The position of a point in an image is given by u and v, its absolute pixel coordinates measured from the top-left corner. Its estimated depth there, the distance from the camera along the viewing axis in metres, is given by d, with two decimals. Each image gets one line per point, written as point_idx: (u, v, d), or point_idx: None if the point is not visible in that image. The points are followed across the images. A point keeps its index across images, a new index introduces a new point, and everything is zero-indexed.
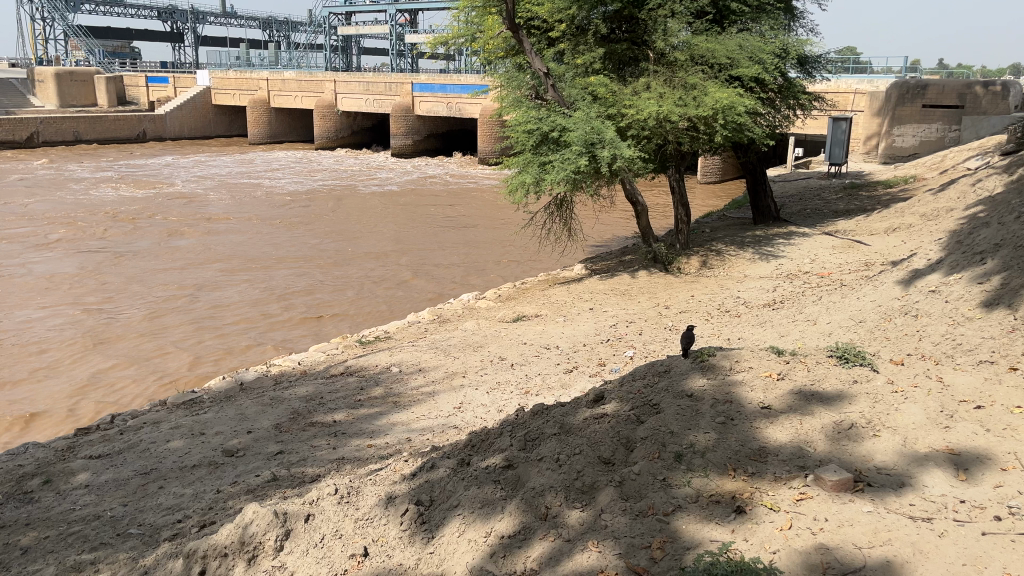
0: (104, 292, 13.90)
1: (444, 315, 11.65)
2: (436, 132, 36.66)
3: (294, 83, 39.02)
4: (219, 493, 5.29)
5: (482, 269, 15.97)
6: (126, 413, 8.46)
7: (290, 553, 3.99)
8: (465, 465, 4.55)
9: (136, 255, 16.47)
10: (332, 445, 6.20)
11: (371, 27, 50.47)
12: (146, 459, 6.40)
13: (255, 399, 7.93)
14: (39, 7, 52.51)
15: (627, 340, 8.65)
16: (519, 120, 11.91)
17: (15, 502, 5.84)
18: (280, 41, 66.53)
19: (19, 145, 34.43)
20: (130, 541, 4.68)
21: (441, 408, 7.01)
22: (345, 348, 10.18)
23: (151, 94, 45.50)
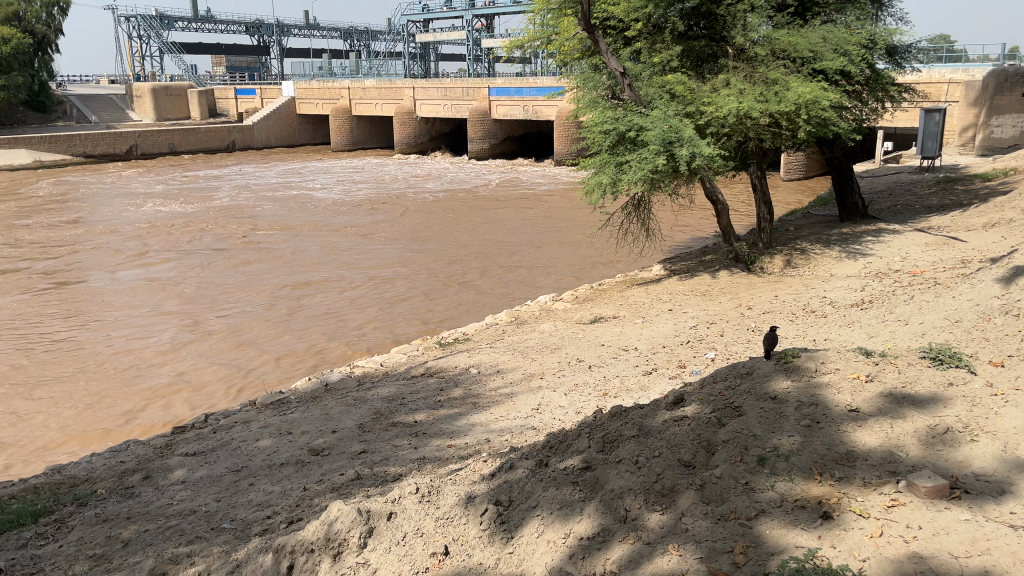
0: (198, 297, 14.54)
1: (522, 317, 11.70)
2: (513, 134, 36.90)
3: (374, 91, 39.87)
4: (306, 491, 5.45)
5: (562, 270, 16.05)
6: (219, 413, 8.79)
7: (373, 551, 4.08)
8: (543, 466, 4.56)
9: (227, 262, 17.14)
10: (413, 445, 6.31)
11: (448, 33, 51.12)
12: (238, 456, 6.66)
13: (339, 399, 8.13)
14: (135, 26, 55.09)
15: (707, 341, 8.51)
16: (595, 121, 11.84)
17: (118, 496, 6.15)
18: (361, 50, 68.07)
19: (119, 157, 36.27)
20: (223, 535, 4.87)
21: (519, 409, 7.04)
22: (424, 349, 10.35)
23: (239, 106, 47.27)
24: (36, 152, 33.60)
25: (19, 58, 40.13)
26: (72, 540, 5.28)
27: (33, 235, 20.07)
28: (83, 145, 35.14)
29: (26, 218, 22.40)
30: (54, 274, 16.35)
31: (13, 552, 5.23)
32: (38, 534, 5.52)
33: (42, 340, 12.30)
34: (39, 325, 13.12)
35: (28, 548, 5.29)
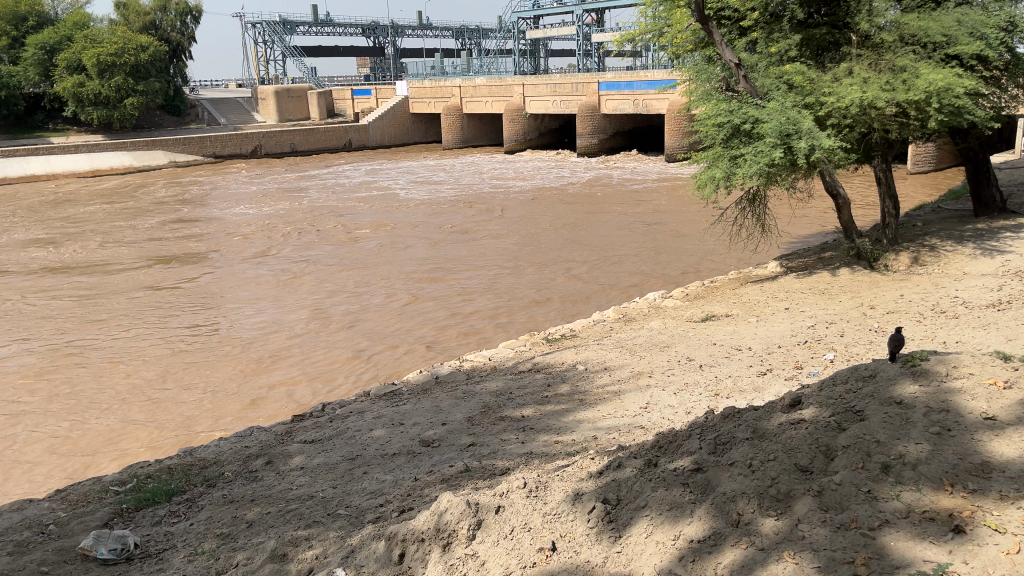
0: (317, 291, 15.15)
1: (630, 314, 11.57)
2: (623, 129, 36.53)
3: (485, 89, 40.33)
4: (416, 481, 5.58)
5: (673, 266, 15.77)
6: (335, 403, 9.12)
7: (481, 543, 4.12)
8: (653, 465, 4.49)
9: (343, 257, 17.77)
10: (521, 439, 6.35)
11: (558, 29, 51.01)
12: (353, 445, 6.89)
13: (448, 392, 8.28)
14: (261, 31, 57.70)
15: (826, 341, 8.17)
16: (709, 113, 11.54)
17: (243, 479, 6.50)
18: (472, 48, 68.97)
19: (246, 157, 38.21)
20: (339, 521, 5.06)
21: (627, 408, 6.96)
22: (532, 345, 10.39)
23: (356, 106, 48.83)
24: (171, 154, 35.85)
25: (157, 65, 42.76)
26: (201, 519, 5.61)
27: (167, 232, 21.45)
28: (212, 146, 37.23)
29: (161, 215, 23.95)
30: (187, 268, 17.42)
31: (149, 528, 5.62)
32: (171, 512, 5.90)
33: (175, 331, 13.13)
34: (173, 315, 14.01)
35: (162, 525, 5.66)
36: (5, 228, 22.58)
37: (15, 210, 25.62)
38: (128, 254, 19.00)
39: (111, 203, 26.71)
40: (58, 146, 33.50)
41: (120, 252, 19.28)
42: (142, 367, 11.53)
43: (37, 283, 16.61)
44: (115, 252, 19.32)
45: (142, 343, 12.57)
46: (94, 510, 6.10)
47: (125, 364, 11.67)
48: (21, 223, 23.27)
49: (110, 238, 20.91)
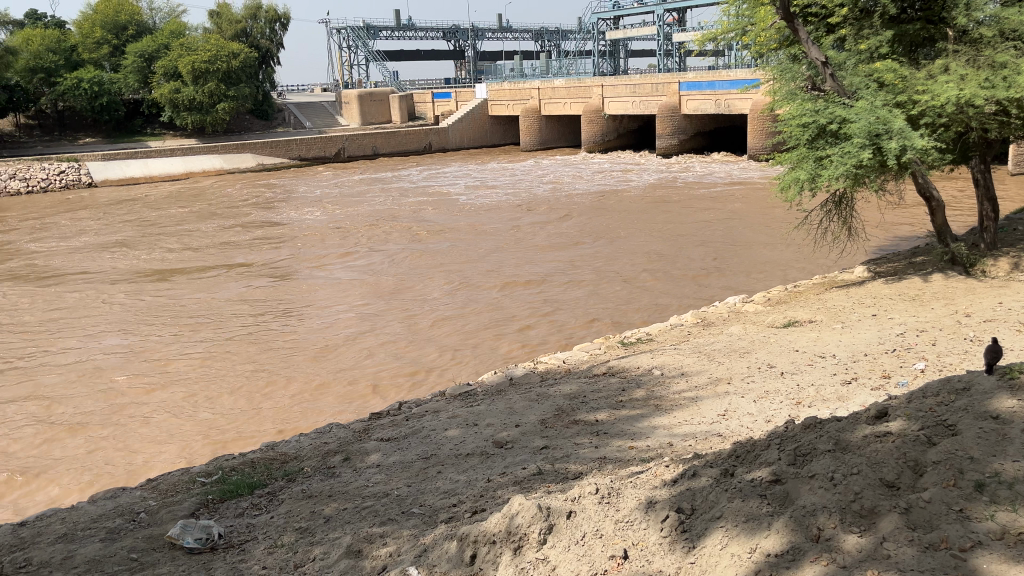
0: (395, 290, 15.40)
1: (708, 318, 11.34)
2: (704, 129, 35.91)
3: (564, 90, 40.28)
4: (489, 482, 5.60)
5: (754, 270, 15.39)
6: (411, 401, 9.24)
7: (552, 547, 4.10)
8: (729, 475, 4.39)
9: (420, 258, 18.02)
10: (594, 444, 6.30)
11: (639, 29, 50.49)
12: (427, 445, 6.97)
13: (522, 394, 8.28)
14: (345, 37, 59.04)
15: (917, 350, 7.82)
16: (793, 113, 11.18)
17: (321, 474, 6.65)
18: (552, 50, 69.00)
19: (329, 159, 39.26)
20: (413, 519, 5.11)
21: (705, 415, 6.81)
22: (607, 348, 10.30)
23: (436, 109, 49.50)
24: (260, 156, 37.08)
25: (248, 71, 44.27)
26: (281, 512, 5.77)
27: (254, 233, 22.14)
28: (298, 149, 38.32)
29: (248, 217, 24.74)
30: (271, 267, 17.94)
31: (232, 519, 5.80)
32: (252, 504, 6.10)
33: (260, 328, 13.57)
34: (257, 313, 14.46)
35: (244, 516, 5.85)
36: (106, 228, 23.76)
37: (115, 211, 26.93)
38: (217, 254, 19.70)
39: (203, 205, 27.77)
40: (155, 150, 35.08)
41: (210, 251, 20.01)
42: (227, 362, 11.96)
43: (132, 281, 17.39)
44: (205, 251, 20.05)
45: (229, 340, 13.03)
46: (181, 500, 6.35)
47: (212, 360, 12.12)
48: (119, 224, 24.41)
49: (200, 238, 21.71)
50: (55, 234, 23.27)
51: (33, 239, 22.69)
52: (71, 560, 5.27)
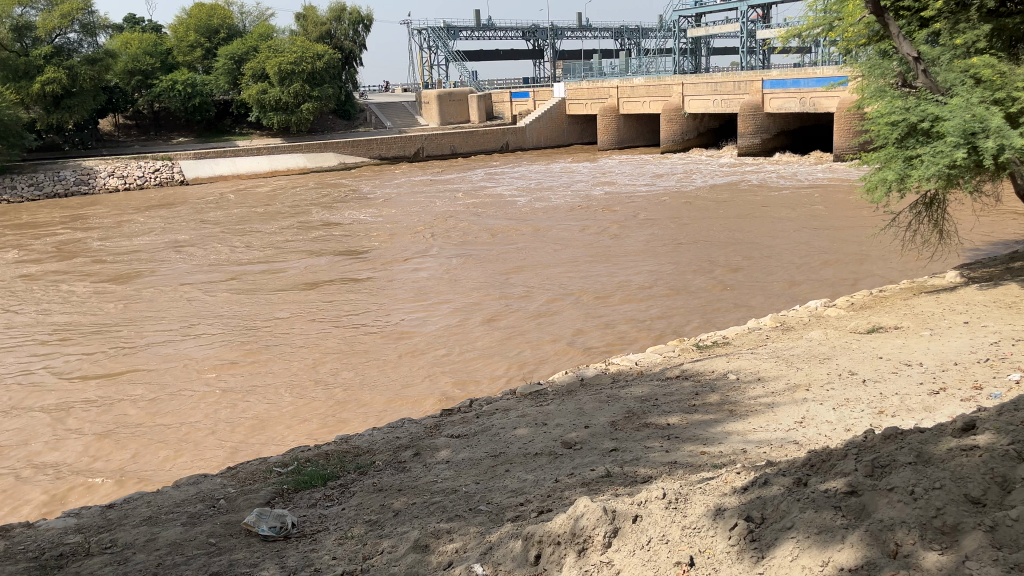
0: (470, 289, 15.52)
1: (788, 323, 11.03)
2: (787, 128, 35.00)
3: (643, 89, 39.84)
4: (557, 482, 5.58)
5: (838, 273, 14.90)
6: (482, 399, 9.29)
7: (617, 551, 4.06)
8: (802, 485, 4.25)
9: (495, 257, 18.12)
10: (664, 448, 6.19)
11: (721, 27, 49.48)
12: (496, 442, 6.99)
13: (593, 395, 8.23)
14: (426, 37, 59.80)
15: (1012, 361, 7.42)
16: (881, 111, 10.82)
17: (392, 469, 6.76)
18: (632, 48, 68.39)
19: (409, 159, 39.90)
20: (479, 517, 5.14)
21: (781, 421, 6.62)
22: (681, 351, 10.13)
23: (514, 109, 49.71)
24: (342, 156, 37.97)
25: (332, 72, 45.38)
26: (352, 505, 5.88)
27: (333, 231, 22.66)
28: (378, 149, 39.08)
29: (329, 215, 25.34)
30: (349, 265, 18.32)
31: (305, 509, 5.96)
32: (325, 495, 6.24)
33: (338, 324, 13.89)
34: (336, 310, 14.80)
35: (317, 507, 5.99)
36: (196, 224, 24.73)
37: (205, 208, 28.00)
38: (298, 251, 20.23)
39: (286, 203, 28.55)
40: (242, 149, 36.32)
41: (293, 248, 20.59)
42: (305, 358, 12.27)
43: (218, 275, 18.03)
44: (287, 247, 20.64)
45: (308, 335, 13.36)
46: (258, 488, 6.56)
47: (291, 354, 12.46)
48: (207, 221, 25.37)
49: (282, 235, 22.34)
50: (147, 230, 24.31)
51: (128, 234, 23.77)
52: (154, 542, 5.52)
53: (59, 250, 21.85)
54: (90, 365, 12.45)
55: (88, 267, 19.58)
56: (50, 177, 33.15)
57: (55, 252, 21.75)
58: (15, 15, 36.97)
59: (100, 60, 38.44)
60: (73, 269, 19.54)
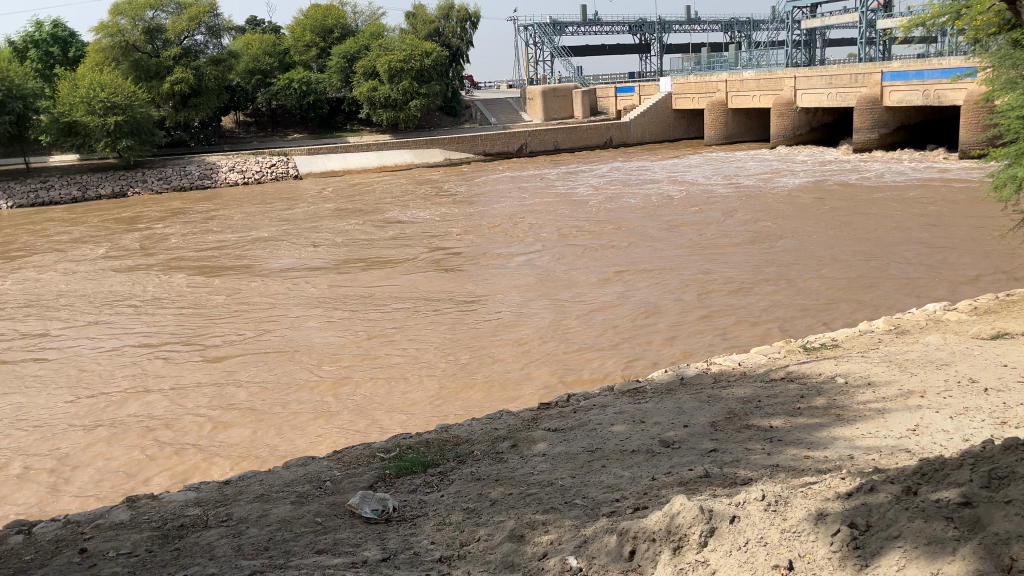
0: (570, 287, 15.57)
1: (904, 326, 10.53)
2: (909, 122, 33.29)
3: (753, 82, 38.74)
4: (654, 480, 5.54)
5: (960, 278, 14.11)
6: (580, 395, 9.31)
7: (713, 551, 4.02)
8: (911, 493, 4.09)
9: (595, 255, 18.09)
10: (767, 450, 6.04)
11: (838, 17, 47.38)
12: (594, 438, 6.99)
13: (693, 395, 8.11)
14: (532, 33, 59.95)
15: None
16: (1010, 104, 10.24)
17: (490, 459, 6.88)
18: (742, 41, 66.53)
19: (512, 155, 40.24)
20: (575, 510, 5.17)
21: (892, 428, 6.34)
22: (787, 353, 9.83)
23: (619, 104, 49.30)
24: (447, 152, 38.67)
25: (440, 69, 46.18)
26: (450, 492, 6.02)
27: (438, 227, 23.12)
28: (482, 145, 39.59)
29: (434, 211, 25.89)
30: (452, 261, 18.67)
31: (406, 494, 6.15)
32: (425, 482, 6.41)
33: (440, 318, 14.21)
34: (439, 303, 15.14)
35: (417, 493, 6.17)
36: (309, 219, 25.73)
37: (317, 203, 29.12)
38: (404, 246, 20.74)
39: (392, 199, 29.27)
40: (353, 145, 37.49)
41: (399, 243, 21.15)
42: (409, 350, 12.63)
43: (329, 268, 18.73)
44: (394, 242, 21.24)
45: (413, 328, 13.72)
46: (362, 472, 6.81)
47: (395, 346, 12.83)
48: (318, 216, 26.34)
49: (390, 231, 22.96)
50: (264, 224, 25.44)
51: (245, 227, 24.98)
52: (266, 519, 5.82)
53: (185, 242, 23.17)
54: (211, 351, 13.20)
55: (209, 259, 20.68)
56: (177, 173, 35.16)
57: (180, 244, 23.07)
58: (147, 18, 39.20)
59: (223, 61, 40.70)
60: (196, 260, 20.66)
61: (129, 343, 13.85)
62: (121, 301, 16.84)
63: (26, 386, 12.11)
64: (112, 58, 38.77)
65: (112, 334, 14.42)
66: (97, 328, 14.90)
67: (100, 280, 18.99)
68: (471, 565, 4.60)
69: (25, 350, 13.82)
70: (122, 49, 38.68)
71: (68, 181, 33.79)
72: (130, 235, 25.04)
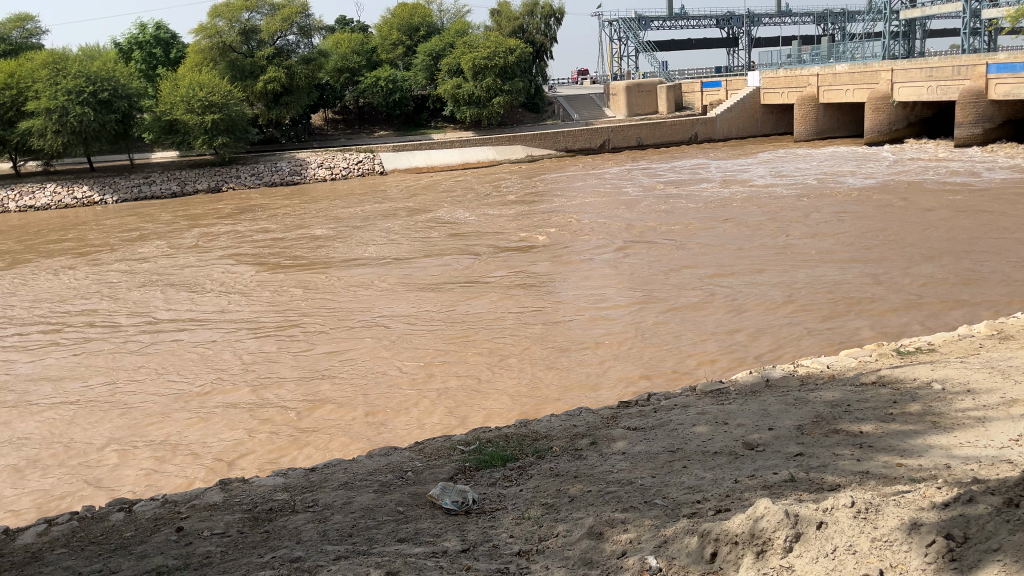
0: (651, 286, 15.44)
1: (1007, 331, 10.00)
2: (1016, 116, 31.51)
3: (847, 76, 37.44)
4: (737, 483, 5.43)
5: None
6: (661, 394, 9.19)
7: (799, 557, 3.93)
8: (1014, 506, 3.89)
9: (677, 254, 17.88)
10: (856, 457, 5.83)
11: (941, 7, 45.05)
12: (674, 438, 6.91)
13: (778, 397, 7.90)
14: (617, 28, 59.41)
15: None
16: None
17: (568, 455, 6.88)
18: (836, 33, 64.34)
19: (595, 151, 40.16)
20: (655, 510, 5.12)
21: (993, 437, 6.02)
22: (879, 356, 9.47)
23: (705, 99, 48.41)
24: (529, 149, 38.76)
25: (523, 65, 46.24)
26: (529, 487, 6.05)
27: (520, 223, 23.25)
28: (565, 141, 39.55)
29: (516, 208, 26.02)
30: (532, 257, 18.76)
31: (485, 487, 6.22)
32: (505, 476, 6.46)
33: (520, 315, 14.31)
34: (520, 300, 15.24)
35: (496, 486, 6.23)
36: (393, 215, 26.24)
37: (402, 200, 29.68)
38: (485, 242, 20.93)
39: (474, 195, 29.54)
40: (437, 142, 38.01)
41: (482, 239, 21.38)
42: (490, 345, 12.76)
43: (412, 263, 19.07)
44: (476, 238, 21.49)
45: (496, 324, 13.87)
46: (443, 464, 6.92)
47: (476, 341, 12.99)
48: (402, 212, 26.85)
49: (471, 227, 23.23)
50: (349, 220, 26.10)
51: (333, 222, 25.68)
52: (350, 506, 5.98)
53: (275, 237, 23.98)
54: (300, 343, 13.66)
55: (299, 254, 21.36)
56: (269, 168, 36.35)
57: (271, 238, 23.91)
58: (243, 19, 40.60)
59: (313, 60, 41.86)
60: (286, 254, 21.38)
61: (223, 334, 14.46)
62: (216, 294, 17.57)
63: (129, 373, 12.81)
64: (210, 58, 40.36)
65: (209, 326, 15.09)
66: (195, 319, 15.62)
67: (198, 273, 19.88)
68: (549, 560, 4.61)
69: (130, 339, 14.61)
70: (218, 50, 40.21)
71: (168, 176, 35.41)
72: (226, 229, 26.09)
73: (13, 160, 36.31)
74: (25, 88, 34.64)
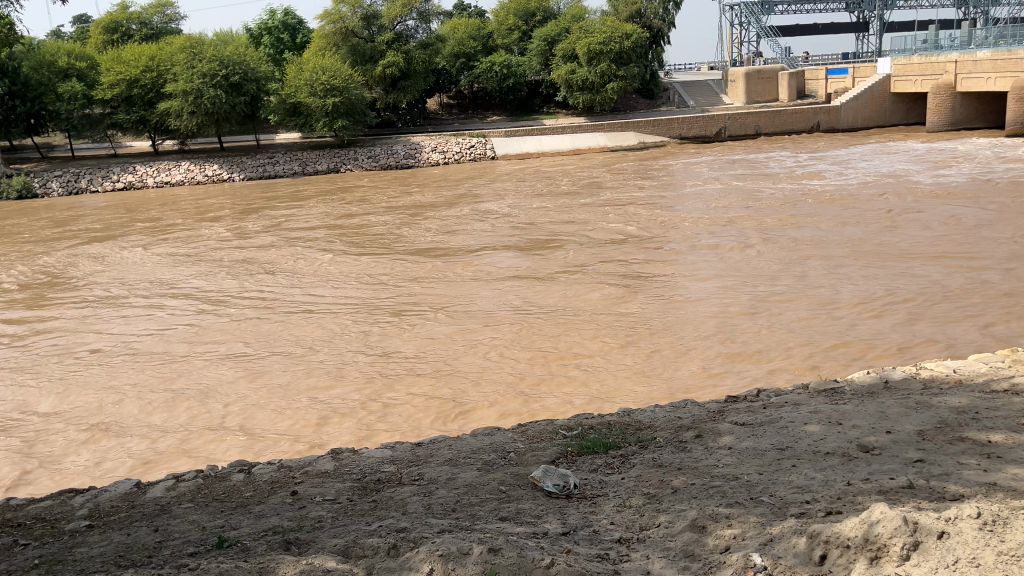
0: (763, 278, 15.03)
1: None
2: None
3: (989, 63, 35.14)
4: (849, 485, 5.23)
5: None
6: (771, 390, 8.91)
7: (916, 566, 3.80)
8: None
9: (794, 246, 17.29)
10: (983, 467, 5.50)
11: None
12: (784, 436, 6.71)
13: (897, 400, 7.53)
14: (738, 13, 57.50)
15: None
16: None
17: (672, 447, 6.79)
18: (979, 17, 60.18)
19: (710, 139, 39.24)
20: (761, 507, 5.00)
21: None
22: (1012, 363, 8.88)
23: (830, 86, 46.37)
24: (642, 136, 38.23)
25: (639, 51, 45.44)
26: (631, 475, 6.03)
27: (627, 211, 23.05)
28: (679, 128, 38.81)
29: (626, 196, 25.76)
30: (641, 246, 18.57)
31: (587, 472, 6.24)
32: (606, 463, 6.46)
33: (628, 302, 14.22)
34: (628, 288, 15.13)
35: (598, 472, 6.23)
36: (504, 202, 26.49)
37: (513, 185, 29.99)
38: (593, 229, 20.87)
39: (584, 182, 29.42)
40: (549, 128, 38.10)
41: (592, 226, 21.30)
42: (595, 332, 12.75)
43: (520, 249, 19.22)
44: (586, 226, 21.45)
45: (602, 311, 13.84)
46: (545, 447, 6.98)
47: (579, 327, 13.03)
48: (512, 198, 27.03)
49: (580, 214, 23.17)
50: (459, 205, 26.52)
51: (443, 207, 26.14)
52: (454, 482, 6.13)
53: (388, 220, 24.65)
54: (412, 323, 14.05)
55: (410, 236, 21.87)
56: (386, 151, 37.27)
57: (385, 220, 24.57)
58: (365, 5, 41.63)
59: (431, 44, 42.49)
60: (399, 237, 21.96)
61: (339, 313, 15.04)
62: (332, 273, 18.24)
63: (250, 345, 13.53)
64: (333, 43, 41.64)
65: (324, 304, 15.73)
66: (312, 296, 16.32)
67: (316, 252, 20.68)
68: (649, 549, 4.59)
69: (252, 313, 15.42)
70: (341, 35, 41.44)
71: (291, 157, 36.97)
72: (343, 210, 27.00)
73: (152, 139, 38.71)
74: (165, 71, 36.89)
